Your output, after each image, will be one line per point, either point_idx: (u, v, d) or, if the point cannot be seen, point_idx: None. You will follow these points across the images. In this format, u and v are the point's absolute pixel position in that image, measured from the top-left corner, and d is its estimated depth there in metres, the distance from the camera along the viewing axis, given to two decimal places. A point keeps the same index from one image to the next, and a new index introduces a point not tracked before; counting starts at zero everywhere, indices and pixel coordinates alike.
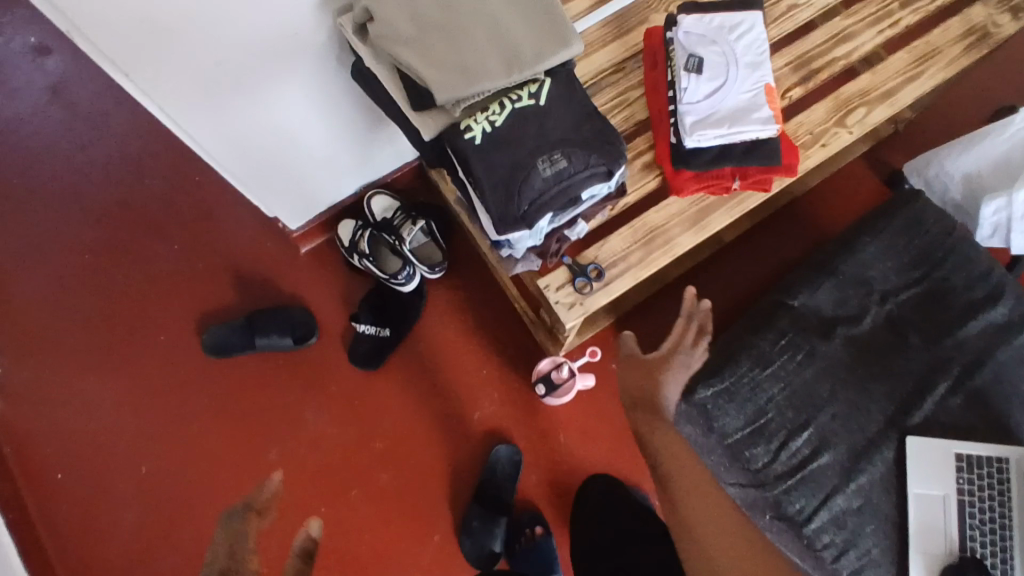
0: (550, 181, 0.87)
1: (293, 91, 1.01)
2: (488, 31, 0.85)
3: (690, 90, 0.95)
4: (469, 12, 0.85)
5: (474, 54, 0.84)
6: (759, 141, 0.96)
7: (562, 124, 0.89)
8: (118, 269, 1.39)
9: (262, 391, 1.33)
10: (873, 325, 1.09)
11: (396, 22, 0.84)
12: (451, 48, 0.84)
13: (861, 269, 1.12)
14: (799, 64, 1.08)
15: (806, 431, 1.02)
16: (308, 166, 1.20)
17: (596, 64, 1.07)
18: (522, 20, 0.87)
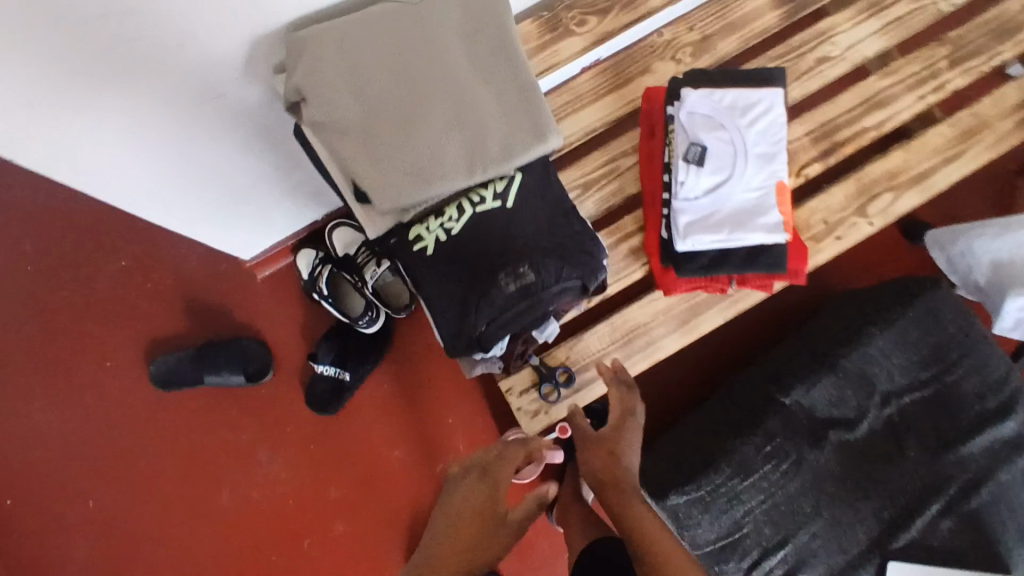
0: (514, 298, 0.74)
1: (220, 137, 0.86)
2: (448, 119, 0.71)
3: (688, 184, 0.81)
4: (427, 93, 0.70)
5: (431, 150, 0.71)
6: (764, 247, 0.82)
7: (535, 229, 0.76)
8: (65, 286, 1.28)
9: (215, 429, 1.25)
10: (870, 430, 1.00)
11: (336, 104, 0.69)
12: (402, 140, 0.70)
13: (865, 365, 1.01)
14: (821, 134, 0.93)
15: (783, 550, 0.95)
16: (253, 205, 1.05)
17: (584, 122, 0.93)
18: (491, 104, 0.73)
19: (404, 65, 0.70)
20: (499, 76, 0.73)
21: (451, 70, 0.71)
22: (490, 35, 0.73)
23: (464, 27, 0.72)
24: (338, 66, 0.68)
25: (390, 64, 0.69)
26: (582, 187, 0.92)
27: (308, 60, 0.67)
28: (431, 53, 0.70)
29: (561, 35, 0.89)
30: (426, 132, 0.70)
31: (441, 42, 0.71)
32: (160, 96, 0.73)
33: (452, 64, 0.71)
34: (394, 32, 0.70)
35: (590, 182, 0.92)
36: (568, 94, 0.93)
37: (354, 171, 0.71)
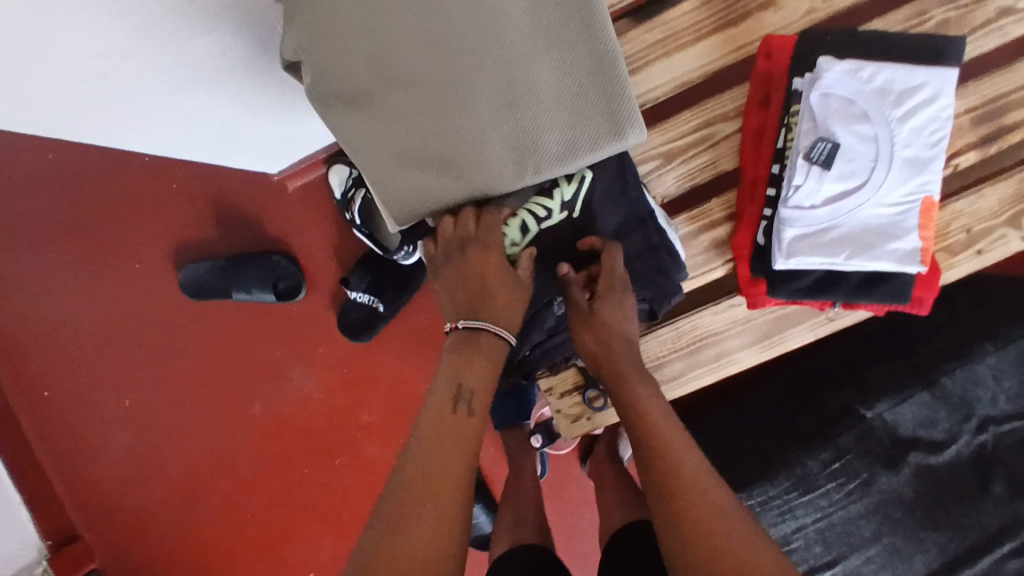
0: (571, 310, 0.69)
1: (232, 92, 0.73)
2: (492, 98, 0.55)
3: (804, 188, 0.62)
4: (468, 63, 0.54)
5: (467, 140, 0.56)
6: (886, 274, 0.64)
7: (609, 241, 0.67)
8: (93, 179, 1.20)
9: (248, 343, 1.21)
10: (957, 456, 0.88)
11: (344, 71, 0.54)
12: (431, 125, 0.55)
13: (967, 385, 0.88)
14: (985, 115, 0.73)
15: (831, 571, 0.87)
16: (252, 137, 0.87)
17: (675, 71, 0.73)
18: (554, 78, 0.55)
19: (438, 20, 0.53)
20: (570, 47, 0.55)
21: (503, 29, 0.54)
22: None
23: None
24: (351, 24, 0.53)
25: (420, 18, 0.53)
26: (664, 156, 0.74)
27: (309, 4, 0.52)
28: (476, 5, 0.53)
29: None
30: (468, 121, 0.55)
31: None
32: (146, 42, 0.58)
33: (505, 21, 0.54)
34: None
35: (676, 151, 0.74)
36: (661, 31, 0.72)
37: (371, 161, 0.57)
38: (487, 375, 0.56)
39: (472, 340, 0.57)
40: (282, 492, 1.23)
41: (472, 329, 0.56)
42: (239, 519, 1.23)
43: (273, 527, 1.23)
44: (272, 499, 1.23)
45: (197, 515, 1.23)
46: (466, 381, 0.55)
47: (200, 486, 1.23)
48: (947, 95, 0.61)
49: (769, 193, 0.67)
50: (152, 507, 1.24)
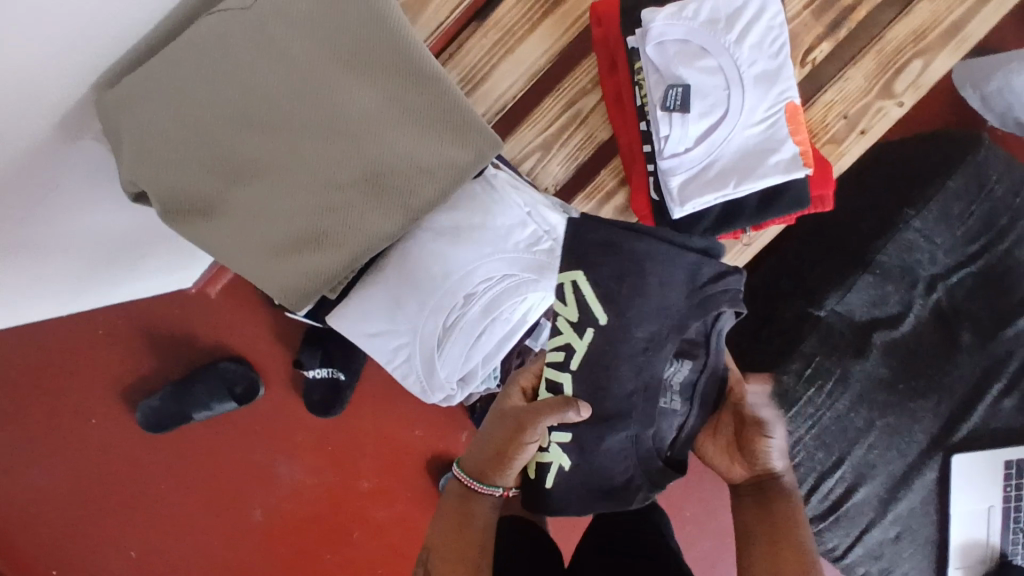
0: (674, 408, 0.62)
1: (89, 230, 0.70)
2: (344, 162, 0.54)
3: (673, 137, 0.63)
4: (308, 138, 0.53)
5: (334, 211, 0.54)
6: (779, 187, 0.65)
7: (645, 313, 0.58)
8: (6, 355, 1.14)
9: (226, 456, 1.19)
10: (917, 322, 0.90)
11: (194, 189, 0.54)
12: (296, 210, 0.54)
13: (904, 254, 0.88)
14: (823, 3, 0.74)
15: (840, 469, 0.89)
16: (105, 272, 0.82)
17: (524, 62, 0.73)
18: (392, 119, 0.54)
19: (263, 106, 0.53)
20: (395, 85, 0.54)
21: (328, 92, 0.53)
22: (356, 17, 0.53)
23: (321, 23, 0.53)
24: (182, 139, 0.53)
25: (240, 111, 0.53)
26: (541, 147, 0.74)
27: (134, 142, 0.52)
28: (296, 78, 0.53)
29: None
30: (324, 190, 0.54)
31: (300, 58, 0.53)
32: None
33: (326, 83, 0.53)
34: (232, 63, 0.52)
35: (551, 138, 0.74)
36: (496, 31, 0.72)
37: (251, 269, 0.56)
38: (466, 557, 0.53)
39: (451, 502, 0.56)
40: None
41: (460, 476, 0.58)
42: None
43: None
44: None
45: None
46: (433, 557, 0.54)
47: None
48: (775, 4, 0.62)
49: (646, 149, 0.68)
50: None
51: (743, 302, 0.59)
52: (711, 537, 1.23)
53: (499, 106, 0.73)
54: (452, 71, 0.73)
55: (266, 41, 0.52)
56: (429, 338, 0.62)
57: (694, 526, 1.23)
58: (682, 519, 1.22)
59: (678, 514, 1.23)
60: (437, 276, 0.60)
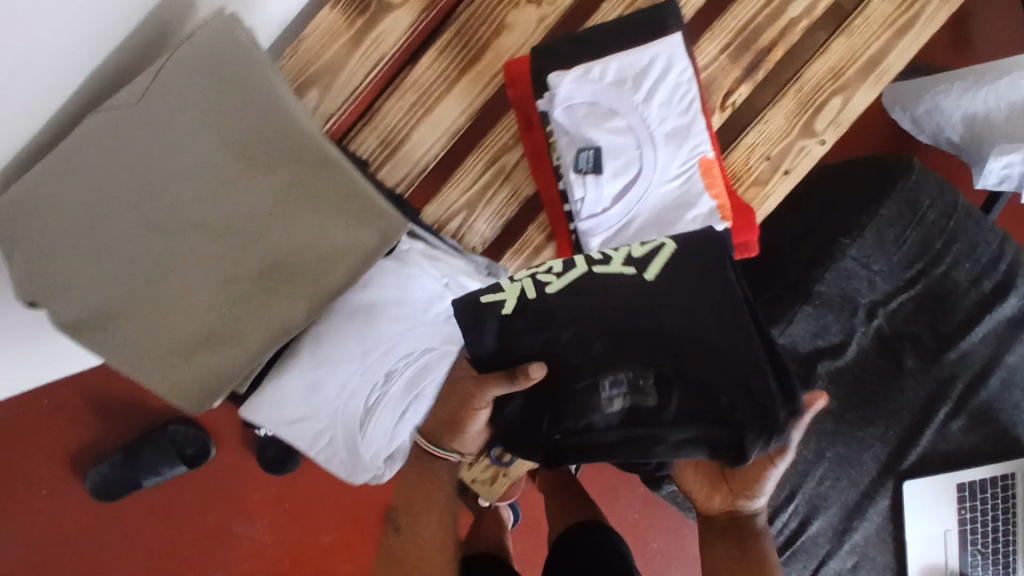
0: (620, 405, 0.53)
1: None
2: (244, 255, 0.53)
3: (588, 199, 0.63)
4: (208, 232, 0.52)
5: (234, 309, 0.53)
6: None
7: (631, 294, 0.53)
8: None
9: (181, 519, 1.16)
10: (860, 350, 0.89)
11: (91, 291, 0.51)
12: (198, 308, 0.52)
13: (844, 283, 0.88)
14: (740, 46, 0.73)
15: (793, 503, 0.89)
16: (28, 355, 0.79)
17: (444, 121, 0.72)
18: (289, 205, 0.53)
19: (159, 204, 0.51)
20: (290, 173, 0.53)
21: (221, 184, 0.52)
22: (243, 105, 0.52)
23: (208, 117, 0.52)
24: (67, 240, 0.51)
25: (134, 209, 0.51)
26: (466, 208, 0.73)
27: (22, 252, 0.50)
28: (189, 172, 0.51)
29: (379, 18, 0.70)
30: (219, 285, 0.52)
31: (192, 154, 0.51)
32: None
33: (219, 176, 0.52)
34: (122, 158, 0.50)
35: (475, 197, 0.73)
36: (412, 93, 0.71)
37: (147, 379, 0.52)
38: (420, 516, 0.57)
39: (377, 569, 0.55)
40: None
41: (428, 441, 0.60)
42: None
43: None
44: None
45: None
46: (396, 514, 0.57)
47: None
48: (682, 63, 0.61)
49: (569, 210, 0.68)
50: None
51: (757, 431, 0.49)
52: (680, 566, 1.22)
53: (420, 168, 0.72)
54: (370, 135, 0.72)
55: (157, 139, 0.51)
56: (352, 423, 0.60)
57: (663, 556, 1.22)
58: (650, 550, 1.22)
59: (646, 545, 1.22)
60: (354, 360, 0.59)
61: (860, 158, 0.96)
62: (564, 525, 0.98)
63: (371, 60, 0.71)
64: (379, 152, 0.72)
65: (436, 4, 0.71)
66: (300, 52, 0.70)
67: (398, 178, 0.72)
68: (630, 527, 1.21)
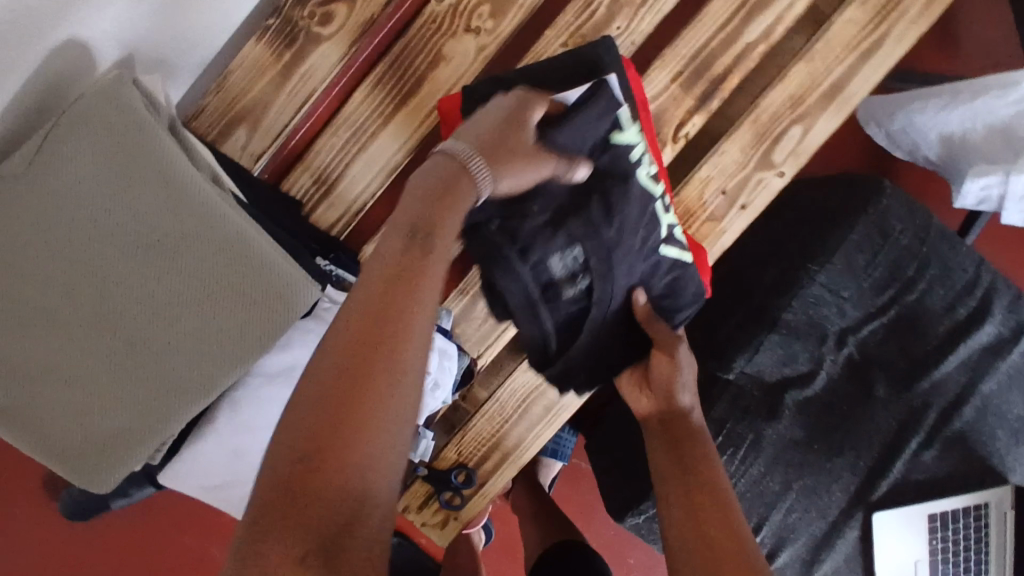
0: (559, 271, 0.60)
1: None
2: (156, 333, 0.57)
3: None
4: (125, 296, 0.56)
5: (153, 384, 0.57)
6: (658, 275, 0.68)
7: (620, 224, 0.61)
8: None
9: (154, 543, 1.17)
10: (829, 378, 0.87)
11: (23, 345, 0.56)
12: (116, 377, 0.57)
13: (811, 310, 0.86)
14: (692, 76, 0.70)
15: (759, 536, 0.87)
16: None
17: (382, 157, 0.72)
18: (195, 288, 0.57)
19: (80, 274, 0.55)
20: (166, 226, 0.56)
21: (113, 234, 0.55)
22: (151, 191, 0.56)
23: (81, 178, 0.55)
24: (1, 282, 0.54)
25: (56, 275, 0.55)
26: None
27: None
28: (104, 246, 0.56)
29: (309, 51, 0.70)
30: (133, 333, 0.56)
31: (85, 209, 0.55)
32: None
33: (114, 224, 0.56)
34: (38, 235, 0.54)
35: None
36: (346, 129, 0.71)
37: (81, 449, 0.58)
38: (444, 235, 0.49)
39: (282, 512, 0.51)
40: None
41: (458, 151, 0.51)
42: None
43: None
44: None
45: None
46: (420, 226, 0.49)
47: None
48: (599, 108, 0.62)
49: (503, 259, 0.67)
50: None
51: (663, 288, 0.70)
52: None
53: (357, 208, 0.72)
54: (305, 173, 0.71)
55: (61, 203, 0.55)
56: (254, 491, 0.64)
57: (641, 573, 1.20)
58: (628, 567, 1.20)
59: (625, 563, 1.20)
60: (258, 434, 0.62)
61: (830, 178, 0.94)
62: (542, 547, 0.95)
63: (299, 96, 0.70)
64: (315, 190, 0.72)
65: (368, 37, 0.70)
66: (230, 89, 0.70)
67: (332, 219, 0.72)
68: (608, 544, 1.20)
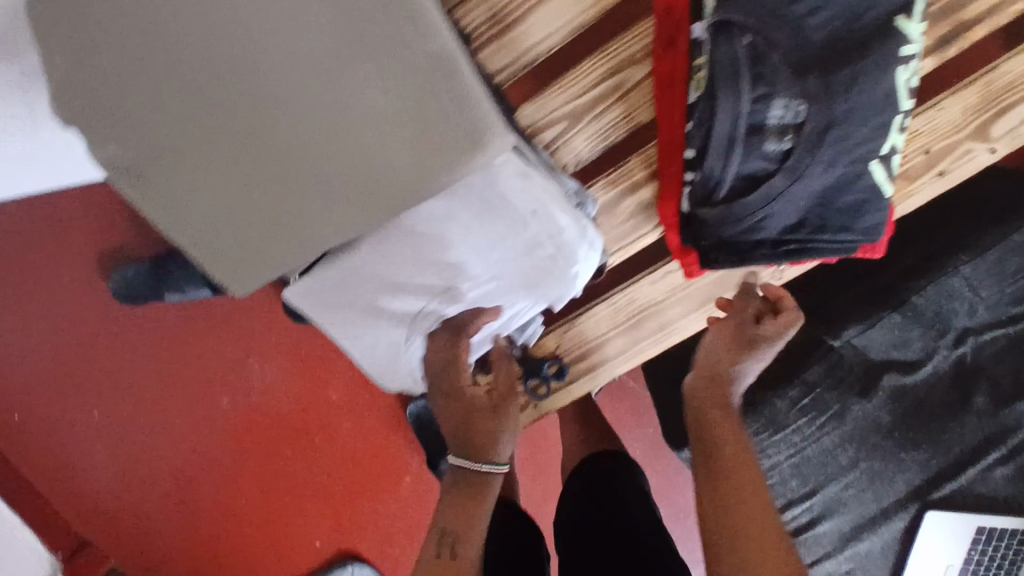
0: (776, 114, 0.49)
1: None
2: (302, 147, 0.45)
3: (726, 110, 0.50)
4: (277, 93, 0.44)
5: (312, 192, 0.47)
6: (860, 214, 0.54)
7: (856, 101, 0.49)
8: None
9: (196, 341, 1.17)
10: (935, 372, 0.82)
11: (140, 131, 0.45)
12: (256, 184, 0.47)
13: (942, 300, 0.80)
14: (935, 15, 0.62)
15: (809, 501, 0.86)
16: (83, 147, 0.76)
17: (570, 6, 0.60)
18: (367, 123, 0.44)
19: (215, 45, 0.42)
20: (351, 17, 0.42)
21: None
22: None
23: None
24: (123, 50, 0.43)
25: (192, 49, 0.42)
26: (565, 119, 0.63)
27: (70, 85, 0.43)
28: (271, 13, 0.41)
29: None
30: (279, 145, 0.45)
31: None
32: None
33: None
34: None
35: (582, 109, 0.63)
36: None
37: (225, 246, 0.50)
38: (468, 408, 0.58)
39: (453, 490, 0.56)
40: (271, 474, 1.23)
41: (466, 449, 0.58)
42: (234, 507, 1.24)
43: (270, 514, 1.25)
44: (264, 483, 1.23)
45: (195, 512, 1.24)
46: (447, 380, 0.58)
47: (188, 483, 1.23)
48: None
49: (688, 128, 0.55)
50: (145, 511, 1.23)
51: (867, 224, 0.54)
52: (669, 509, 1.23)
53: (526, 62, 0.62)
54: (479, 6, 0.60)
55: None
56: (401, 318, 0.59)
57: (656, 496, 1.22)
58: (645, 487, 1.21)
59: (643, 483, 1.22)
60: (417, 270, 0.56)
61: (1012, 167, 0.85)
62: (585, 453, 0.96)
63: None
64: (485, 30, 0.61)
65: None
66: None
67: (497, 67, 0.62)
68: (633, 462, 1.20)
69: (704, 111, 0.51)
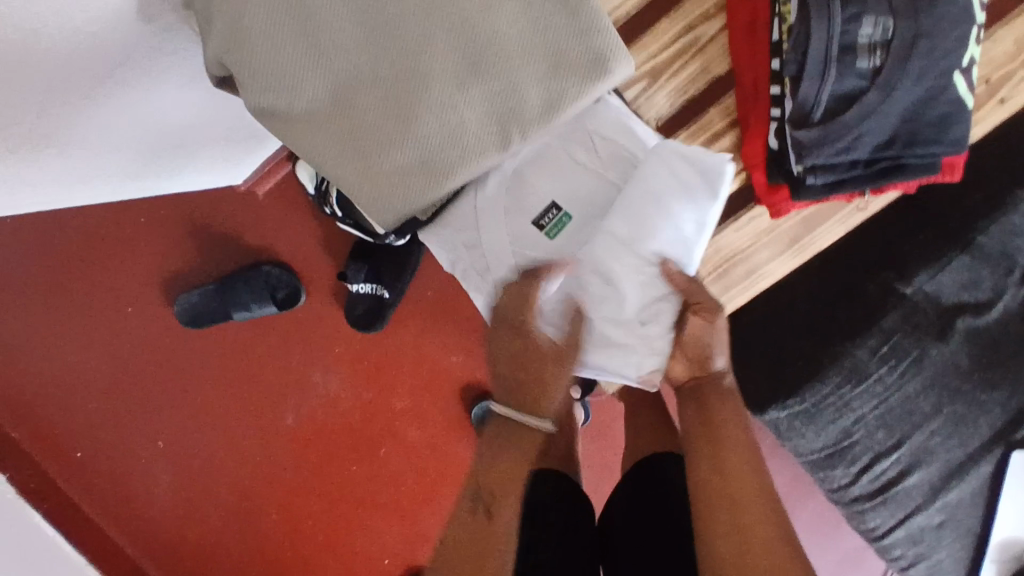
0: (866, 31, 0.55)
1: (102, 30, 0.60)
2: (443, 76, 0.48)
3: (820, 32, 0.55)
4: (419, 29, 0.47)
5: (448, 125, 0.49)
6: (946, 126, 0.58)
7: (941, 16, 0.54)
8: (25, 226, 1.08)
9: (258, 355, 1.17)
10: (1004, 311, 0.86)
11: (295, 75, 0.49)
12: (393, 107, 0.49)
13: (1005, 239, 0.84)
14: None
15: (898, 452, 0.86)
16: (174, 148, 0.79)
17: None
18: (508, 49, 0.48)
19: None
20: None
21: None
22: None
23: None
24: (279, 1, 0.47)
25: None
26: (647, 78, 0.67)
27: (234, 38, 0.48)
28: None
29: None
30: (422, 75, 0.48)
31: None
32: None
33: None
34: None
35: (661, 67, 0.67)
36: None
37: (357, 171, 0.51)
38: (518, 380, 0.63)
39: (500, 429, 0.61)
40: (335, 490, 1.22)
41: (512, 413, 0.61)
42: (298, 526, 1.23)
43: (334, 531, 1.23)
44: (329, 499, 1.22)
45: (257, 531, 1.22)
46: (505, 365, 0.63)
47: (254, 504, 1.22)
48: None
49: (775, 64, 0.60)
50: (210, 535, 1.22)
51: (954, 138, 0.58)
52: None
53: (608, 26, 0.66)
54: None
55: None
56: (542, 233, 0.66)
57: None
58: None
59: None
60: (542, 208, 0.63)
61: None
62: None
63: None
64: None
65: None
66: None
67: None
68: None
69: (798, 38, 0.56)
